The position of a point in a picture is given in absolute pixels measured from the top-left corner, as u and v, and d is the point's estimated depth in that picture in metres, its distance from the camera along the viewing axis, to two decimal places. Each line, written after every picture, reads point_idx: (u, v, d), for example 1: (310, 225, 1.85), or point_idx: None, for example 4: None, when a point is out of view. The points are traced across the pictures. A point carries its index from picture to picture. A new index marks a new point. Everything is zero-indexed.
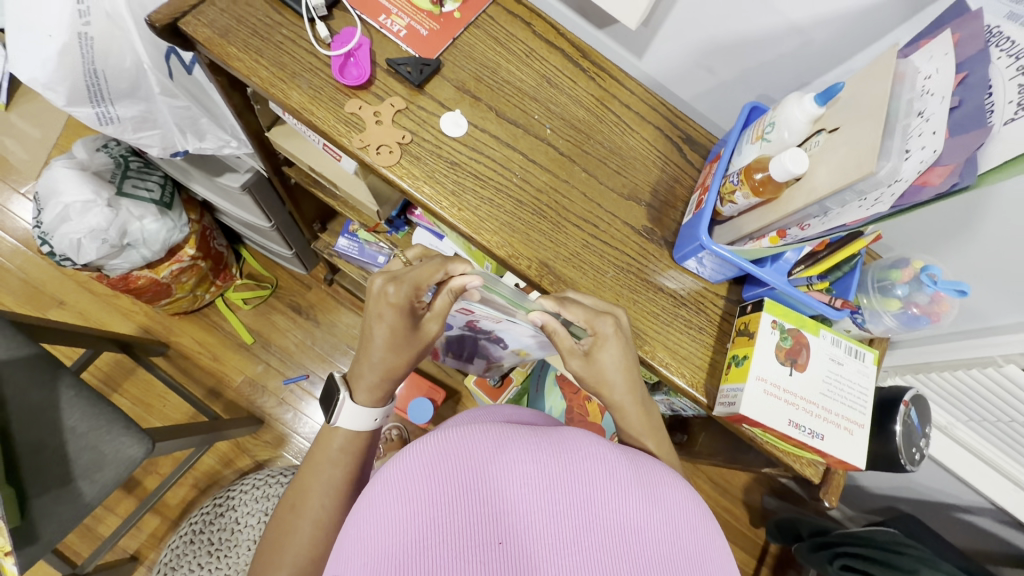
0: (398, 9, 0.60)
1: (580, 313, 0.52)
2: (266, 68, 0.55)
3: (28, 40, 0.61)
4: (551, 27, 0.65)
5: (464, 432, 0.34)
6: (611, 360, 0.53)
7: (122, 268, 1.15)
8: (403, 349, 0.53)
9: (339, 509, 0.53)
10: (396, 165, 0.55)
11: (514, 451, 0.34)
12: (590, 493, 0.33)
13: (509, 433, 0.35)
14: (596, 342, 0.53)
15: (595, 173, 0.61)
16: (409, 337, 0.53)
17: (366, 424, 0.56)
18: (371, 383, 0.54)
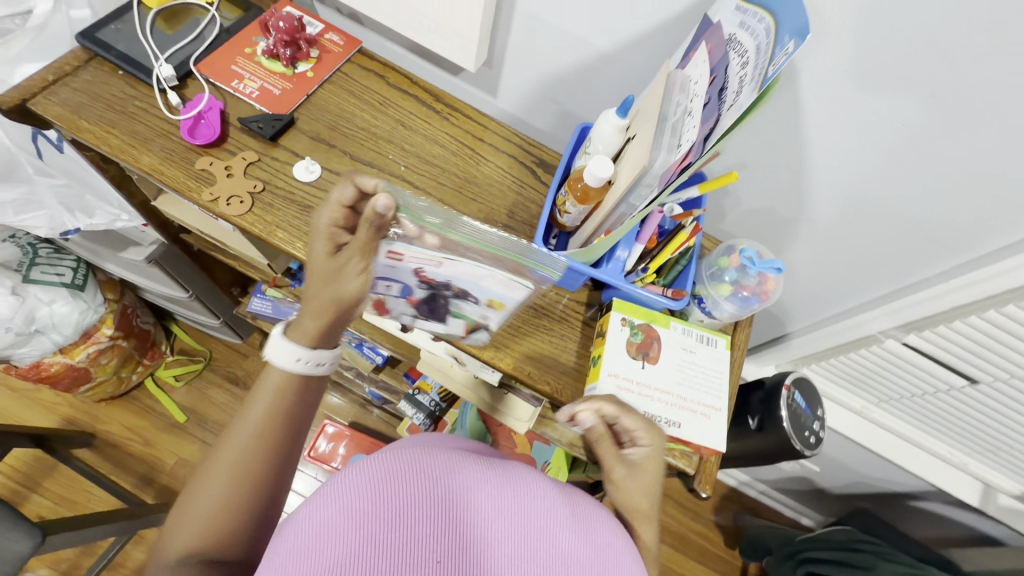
0: (252, 73, 0.65)
1: (640, 423, 0.50)
2: (117, 136, 0.58)
3: None
4: (404, 78, 0.71)
5: (415, 451, 0.33)
6: (650, 477, 0.50)
7: (32, 356, 1.13)
8: (326, 280, 0.47)
9: (268, 457, 0.46)
10: (247, 213, 0.57)
11: (470, 475, 0.33)
12: (541, 532, 0.32)
13: (459, 458, 0.34)
14: (643, 461, 0.51)
15: (452, 203, 0.64)
16: (331, 265, 0.47)
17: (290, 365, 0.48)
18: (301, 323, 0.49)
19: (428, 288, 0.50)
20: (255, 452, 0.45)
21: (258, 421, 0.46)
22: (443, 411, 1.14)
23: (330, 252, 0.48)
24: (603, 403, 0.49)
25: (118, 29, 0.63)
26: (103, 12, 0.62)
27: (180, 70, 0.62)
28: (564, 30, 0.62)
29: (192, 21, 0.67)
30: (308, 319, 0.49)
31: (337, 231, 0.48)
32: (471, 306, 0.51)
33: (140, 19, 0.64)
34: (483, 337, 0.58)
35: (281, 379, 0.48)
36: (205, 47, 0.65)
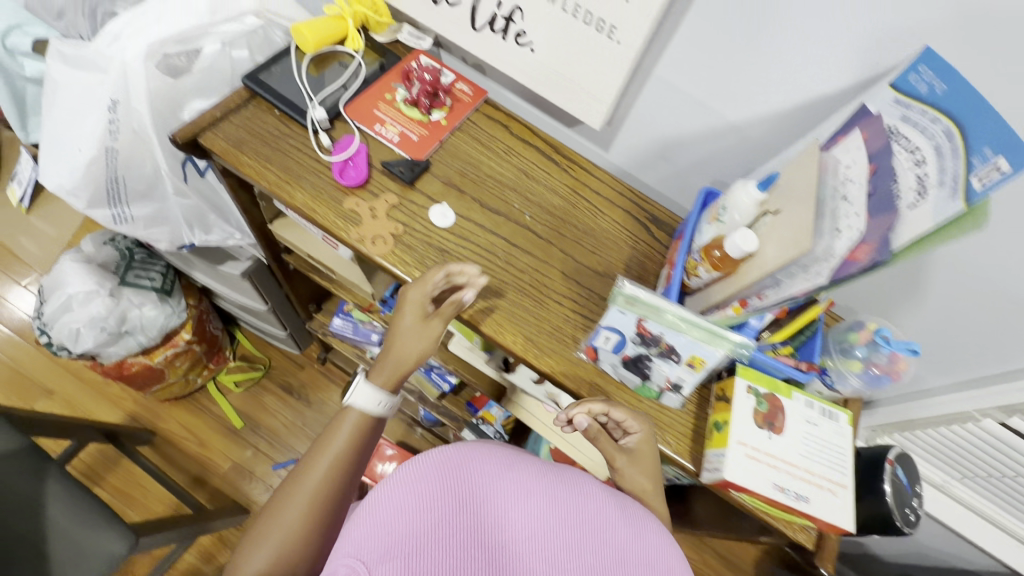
0: (391, 118, 0.69)
1: (628, 413, 0.56)
2: (274, 172, 0.61)
3: (58, 156, 0.69)
4: (525, 128, 0.74)
5: (474, 448, 0.38)
6: (645, 461, 0.56)
7: (116, 356, 1.16)
8: (423, 335, 0.58)
9: (341, 479, 0.51)
10: (390, 253, 0.60)
11: (516, 471, 0.38)
12: (585, 516, 0.37)
13: (513, 456, 0.39)
14: (637, 444, 0.56)
15: (573, 253, 0.66)
16: (422, 330, 0.58)
17: (370, 408, 0.55)
18: (390, 373, 0.57)
19: (642, 344, 0.58)
20: (329, 485, 0.50)
21: (335, 460, 0.52)
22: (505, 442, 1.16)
23: (420, 319, 0.58)
24: (593, 403, 0.56)
25: (275, 71, 0.67)
26: (265, 56, 0.67)
27: (331, 113, 0.67)
28: (695, 101, 0.64)
29: (337, 66, 0.71)
30: (392, 373, 0.57)
31: (425, 301, 0.58)
32: (672, 366, 0.57)
33: (294, 64, 0.68)
34: (606, 392, 0.59)
35: (355, 422, 0.54)
36: (351, 92, 0.69)
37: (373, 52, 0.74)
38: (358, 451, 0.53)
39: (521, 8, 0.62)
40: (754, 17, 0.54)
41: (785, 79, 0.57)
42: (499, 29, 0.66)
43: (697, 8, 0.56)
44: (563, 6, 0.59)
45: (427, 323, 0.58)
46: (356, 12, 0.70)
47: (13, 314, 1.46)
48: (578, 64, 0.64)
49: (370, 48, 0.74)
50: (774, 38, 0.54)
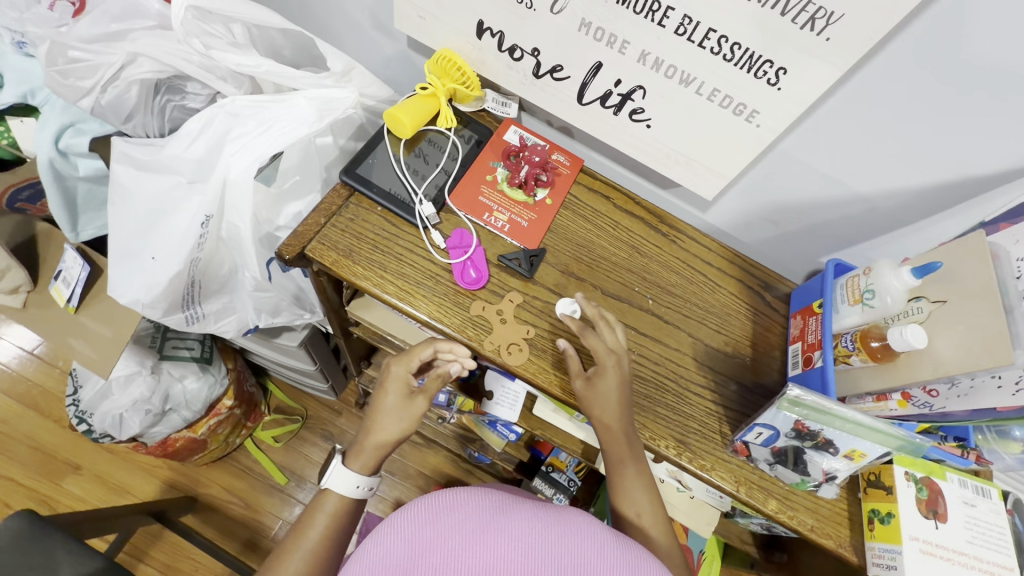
0: (497, 204, 0.64)
1: (597, 344, 0.55)
2: (392, 283, 0.57)
3: (131, 267, 0.61)
4: (628, 198, 0.71)
5: (461, 502, 0.44)
6: (611, 394, 0.54)
7: (161, 434, 1.10)
8: (398, 414, 0.61)
9: (339, 536, 0.58)
10: (528, 361, 0.57)
11: (507, 513, 0.43)
12: (559, 552, 0.41)
13: (506, 505, 0.44)
14: (600, 372, 0.55)
15: (699, 335, 0.65)
16: (403, 408, 0.61)
17: (347, 489, 0.59)
18: (358, 453, 0.61)
19: (796, 438, 0.55)
20: (320, 556, 0.55)
21: (331, 520, 0.58)
22: (578, 488, 1.12)
23: (403, 397, 0.61)
24: (569, 321, 0.57)
25: (371, 162, 0.63)
26: (357, 148, 0.63)
27: (436, 205, 0.62)
28: (823, 175, 0.62)
29: (430, 148, 0.66)
30: (371, 454, 0.60)
31: (409, 378, 0.62)
32: (831, 458, 0.55)
33: (388, 151, 0.64)
34: (762, 488, 0.58)
35: (340, 499, 0.59)
36: (452, 178, 0.64)
37: (463, 128, 0.69)
38: (347, 516, 0.60)
39: (644, 87, 0.58)
40: (913, 104, 0.51)
41: (934, 160, 0.55)
42: (612, 104, 0.62)
43: (846, 92, 0.53)
44: (697, 89, 0.55)
45: (411, 400, 0.61)
46: (445, 86, 0.66)
47: (26, 386, 1.35)
48: (702, 141, 0.60)
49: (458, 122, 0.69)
50: (930, 124, 0.52)
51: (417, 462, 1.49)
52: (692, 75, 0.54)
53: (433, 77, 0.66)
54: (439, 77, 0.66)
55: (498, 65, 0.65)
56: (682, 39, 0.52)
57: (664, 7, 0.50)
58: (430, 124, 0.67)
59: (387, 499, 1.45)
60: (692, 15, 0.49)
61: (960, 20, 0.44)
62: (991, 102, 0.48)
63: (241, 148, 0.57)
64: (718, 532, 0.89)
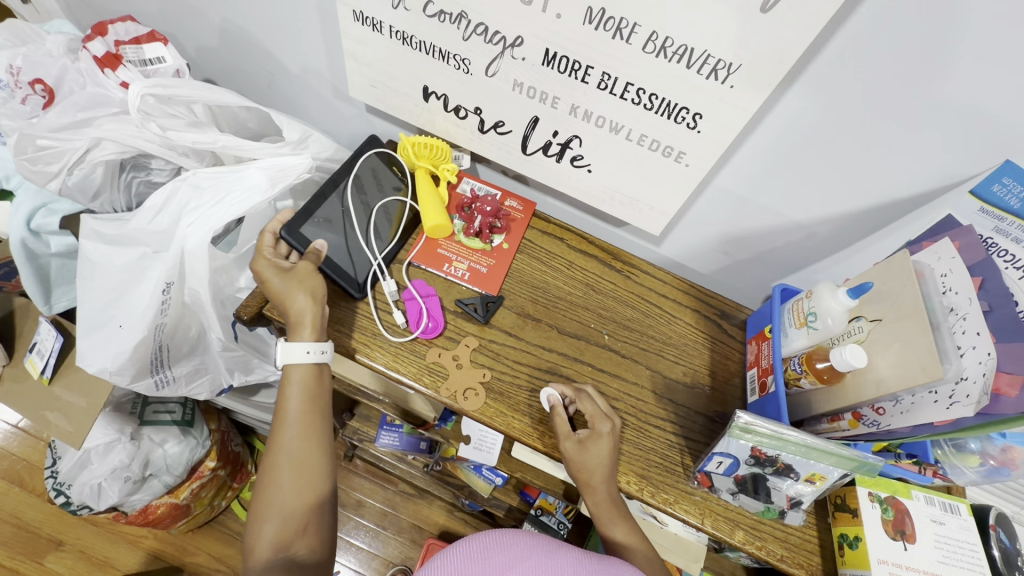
0: (456, 254, 0.67)
1: (592, 408, 0.57)
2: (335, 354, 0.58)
3: (97, 338, 0.63)
4: (582, 238, 0.73)
5: (513, 540, 0.48)
6: (601, 456, 0.55)
7: (142, 501, 1.07)
8: (300, 285, 0.56)
9: (313, 433, 0.57)
10: (484, 405, 0.58)
11: (556, 554, 0.47)
12: None
13: (555, 548, 0.48)
14: (591, 436, 0.56)
15: (658, 368, 0.66)
16: (291, 278, 0.56)
17: (301, 360, 0.55)
18: (297, 323, 0.55)
19: (754, 464, 0.55)
20: (307, 448, 0.56)
21: (298, 426, 0.56)
22: (569, 531, 1.11)
23: (282, 272, 0.57)
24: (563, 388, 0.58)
25: (318, 221, 0.62)
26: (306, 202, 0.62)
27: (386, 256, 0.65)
28: (761, 206, 0.65)
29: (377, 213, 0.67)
30: (305, 318, 0.55)
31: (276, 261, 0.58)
32: (790, 483, 0.54)
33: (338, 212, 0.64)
34: (727, 519, 0.57)
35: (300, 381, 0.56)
36: (412, 233, 0.68)
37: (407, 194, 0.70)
38: (317, 408, 0.58)
39: (580, 137, 0.62)
40: (824, 139, 0.55)
41: (856, 186, 0.58)
42: (553, 153, 0.66)
43: (763, 129, 0.56)
44: (627, 136, 0.59)
45: (314, 275, 0.58)
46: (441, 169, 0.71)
47: (11, 461, 1.34)
48: (642, 181, 0.64)
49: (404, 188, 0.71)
50: (843, 156, 0.55)
51: (409, 514, 1.46)
52: (621, 124, 0.58)
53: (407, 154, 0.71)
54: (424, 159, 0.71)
55: (446, 123, 0.69)
56: (606, 93, 0.56)
57: (585, 67, 0.54)
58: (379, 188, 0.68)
59: (379, 556, 1.40)
60: (610, 72, 0.53)
61: (849, 63, 0.48)
62: (894, 134, 0.51)
63: (197, 219, 0.60)
64: (710, 568, 0.87)
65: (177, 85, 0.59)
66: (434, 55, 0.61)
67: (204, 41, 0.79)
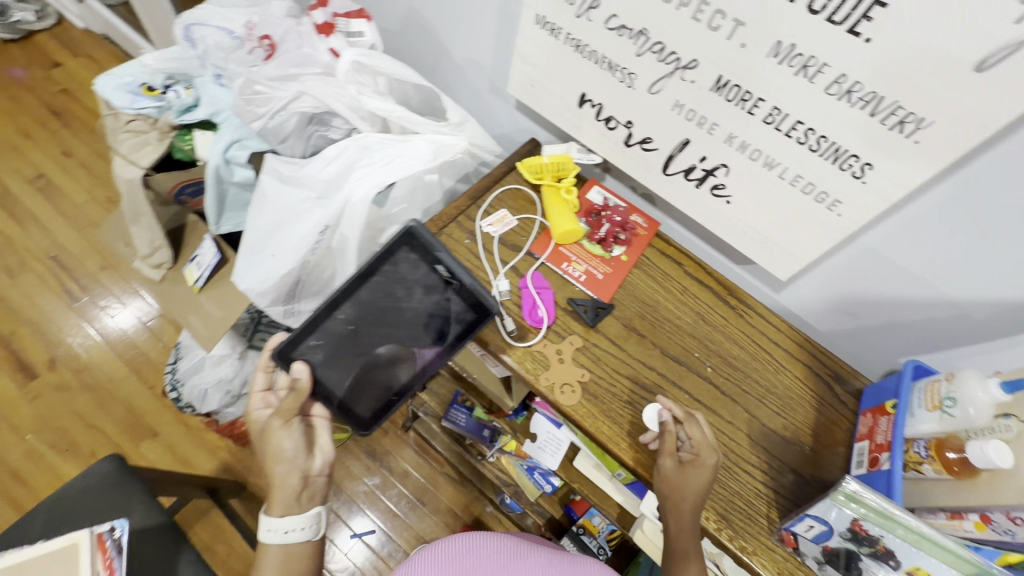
0: (576, 255, 0.69)
1: (702, 434, 0.56)
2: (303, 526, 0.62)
3: (256, 260, 0.73)
4: (700, 267, 0.73)
5: (484, 540, 0.68)
6: (700, 485, 0.54)
7: (233, 415, 1.20)
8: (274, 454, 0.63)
9: None
10: (578, 403, 0.59)
11: (521, 559, 0.67)
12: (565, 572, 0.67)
13: (519, 550, 0.68)
14: (695, 462, 0.55)
15: (758, 414, 0.63)
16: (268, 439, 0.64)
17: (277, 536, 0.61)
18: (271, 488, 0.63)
19: (849, 538, 0.51)
20: None
21: None
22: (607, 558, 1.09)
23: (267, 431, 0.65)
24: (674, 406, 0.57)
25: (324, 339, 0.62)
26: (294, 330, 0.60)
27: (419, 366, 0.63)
28: (908, 273, 0.60)
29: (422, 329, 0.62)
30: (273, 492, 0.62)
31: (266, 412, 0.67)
32: (887, 571, 0.50)
33: (333, 335, 0.62)
34: None
35: (272, 553, 0.61)
36: (538, 227, 0.71)
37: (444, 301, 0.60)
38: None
39: (728, 166, 0.62)
40: (1008, 215, 0.50)
41: None
42: (695, 177, 0.66)
43: (937, 193, 0.53)
44: (780, 174, 0.58)
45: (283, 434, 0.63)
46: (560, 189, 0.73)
47: (135, 353, 1.55)
48: (779, 223, 0.62)
49: (440, 290, 0.60)
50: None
51: (449, 498, 1.50)
52: (777, 160, 0.57)
53: (531, 177, 0.71)
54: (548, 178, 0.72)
55: (592, 130, 0.72)
56: (770, 128, 0.55)
57: (755, 98, 0.54)
58: (416, 295, 0.60)
59: (411, 529, 1.46)
60: (781, 107, 0.53)
61: None
62: None
63: (367, 174, 0.66)
64: None
65: (377, 58, 0.68)
66: (602, 65, 0.64)
67: (389, 25, 0.88)
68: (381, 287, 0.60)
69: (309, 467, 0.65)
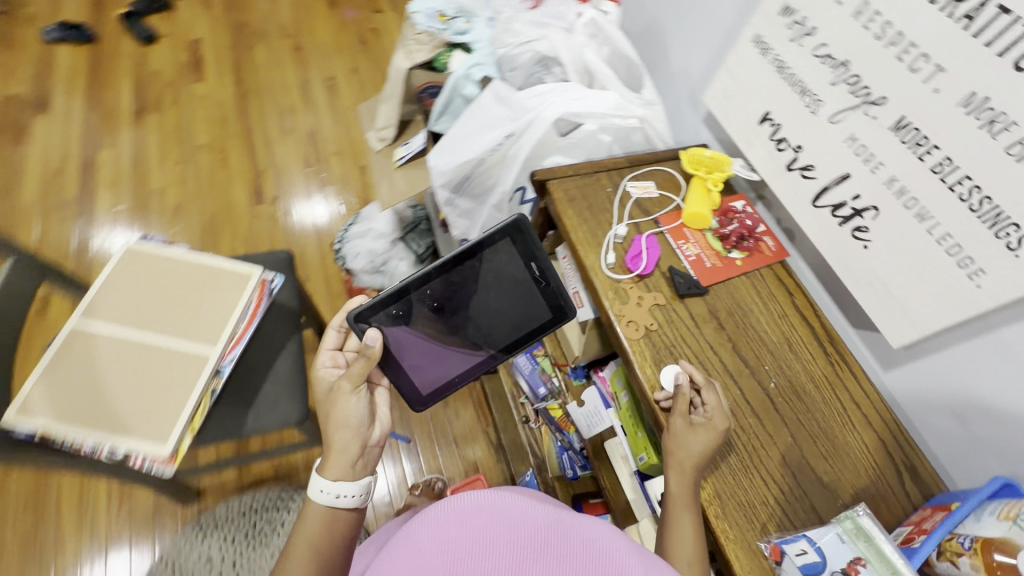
0: (695, 240, 0.75)
1: (716, 400, 0.60)
2: (354, 484, 0.66)
3: (450, 147, 0.93)
4: (810, 306, 0.73)
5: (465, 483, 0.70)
6: (700, 446, 0.57)
7: (363, 283, 1.45)
8: (337, 408, 0.69)
9: (321, 559, 0.61)
10: (636, 340, 0.66)
11: None
12: None
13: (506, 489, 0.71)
14: (704, 424, 0.58)
15: (803, 445, 0.62)
16: (332, 400, 0.71)
17: (327, 489, 0.65)
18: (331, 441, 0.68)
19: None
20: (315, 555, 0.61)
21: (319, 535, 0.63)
22: None
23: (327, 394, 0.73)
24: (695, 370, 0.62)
25: (412, 303, 0.72)
26: (380, 297, 0.71)
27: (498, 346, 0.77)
28: None
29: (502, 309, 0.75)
30: (332, 447, 0.68)
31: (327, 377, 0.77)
32: None
33: (411, 312, 0.73)
34: None
35: (321, 504, 0.65)
36: (672, 206, 0.78)
37: (537, 295, 0.73)
38: (330, 534, 0.64)
39: (878, 209, 0.63)
40: None
41: None
42: (841, 215, 0.68)
43: None
44: (929, 229, 0.58)
45: (349, 394, 0.70)
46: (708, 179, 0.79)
47: (325, 220, 1.97)
48: (913, 284, 0.61)
49: (530, 286, 0.73)
50: None
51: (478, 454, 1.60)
52: (931, 213, 0.58)
53: (687, 164, 0.80)
54: (699, 167, 0.80)
55: (763, 149, 0.78)
56: (935, 178, 0.56)
57: (930, 145, 0.56)
58: (505, 282, 0.73)
59: (437, 459, 1.60)
60: (954, 159, 0.54)
61: None
62: None
63: (561, 104, 0.81)
64: None
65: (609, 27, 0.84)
66: (795, 88, 0.70)
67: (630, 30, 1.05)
68: (474, 271, 0.72)
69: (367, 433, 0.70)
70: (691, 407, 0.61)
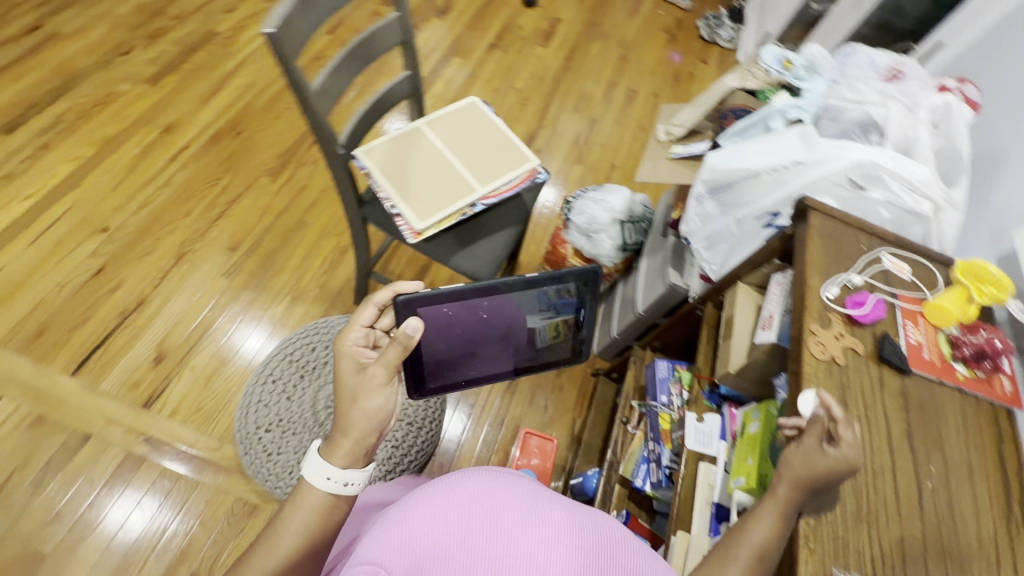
0: (923, 331, 0.74)
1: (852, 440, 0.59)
2: (357, 475, 0.74)
3: (731, 153, 1.02)
4: (1018, 459, 0.66)
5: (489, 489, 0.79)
6: (823, 466, 0.59)
7: (569, 236, 1.66)
8: (367, 392, 0.75)
9: (314, 534, 0.71)
10: (816, 360, 0.69)
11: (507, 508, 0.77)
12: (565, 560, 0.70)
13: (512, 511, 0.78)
14: (834, 455, 0.59)
15: (928, 548, 0.59)
16: (362, 381, 0.76)
17: (331, 478, 0.72)
18: (349, 427, 0.75)
19: None
20: (315, 528, 0.72)
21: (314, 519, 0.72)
22: None
23: (356, 370, 0.77)
24: (834, 406, 0.61)
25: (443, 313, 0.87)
26: (444, 294, 0.85)
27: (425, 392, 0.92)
28: None
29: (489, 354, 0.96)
30: (349, 442, 0.74)
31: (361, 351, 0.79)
32: None
33: (466, 311, 0.89)
34: None
35: (321, 491, 0.72)
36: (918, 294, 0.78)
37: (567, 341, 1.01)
38: (325, 517, 0.73)
39: None
40: None
41: None
42: None
43: None
44: None
45: (381, 388, 0.76)
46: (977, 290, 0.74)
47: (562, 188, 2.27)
48: None
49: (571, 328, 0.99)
50: None
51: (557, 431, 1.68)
52: None
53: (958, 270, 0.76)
54: (972, 278, 0.75)
55: None
56: None
57: None
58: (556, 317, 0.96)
59: (523, 410, 1.73)
60: None
61: None
62: None
63: (867, 155, 0.86)
64: None
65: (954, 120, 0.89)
66: None
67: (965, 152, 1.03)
68: (533, 300, 0.93)
69: (383, 422, 0.78)
70: (825, 438, 0.61)
